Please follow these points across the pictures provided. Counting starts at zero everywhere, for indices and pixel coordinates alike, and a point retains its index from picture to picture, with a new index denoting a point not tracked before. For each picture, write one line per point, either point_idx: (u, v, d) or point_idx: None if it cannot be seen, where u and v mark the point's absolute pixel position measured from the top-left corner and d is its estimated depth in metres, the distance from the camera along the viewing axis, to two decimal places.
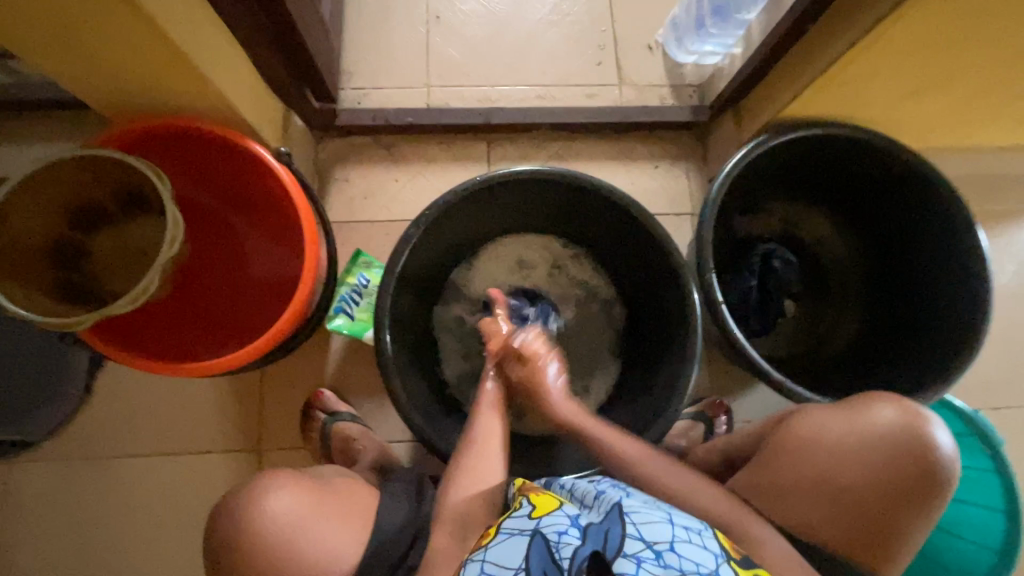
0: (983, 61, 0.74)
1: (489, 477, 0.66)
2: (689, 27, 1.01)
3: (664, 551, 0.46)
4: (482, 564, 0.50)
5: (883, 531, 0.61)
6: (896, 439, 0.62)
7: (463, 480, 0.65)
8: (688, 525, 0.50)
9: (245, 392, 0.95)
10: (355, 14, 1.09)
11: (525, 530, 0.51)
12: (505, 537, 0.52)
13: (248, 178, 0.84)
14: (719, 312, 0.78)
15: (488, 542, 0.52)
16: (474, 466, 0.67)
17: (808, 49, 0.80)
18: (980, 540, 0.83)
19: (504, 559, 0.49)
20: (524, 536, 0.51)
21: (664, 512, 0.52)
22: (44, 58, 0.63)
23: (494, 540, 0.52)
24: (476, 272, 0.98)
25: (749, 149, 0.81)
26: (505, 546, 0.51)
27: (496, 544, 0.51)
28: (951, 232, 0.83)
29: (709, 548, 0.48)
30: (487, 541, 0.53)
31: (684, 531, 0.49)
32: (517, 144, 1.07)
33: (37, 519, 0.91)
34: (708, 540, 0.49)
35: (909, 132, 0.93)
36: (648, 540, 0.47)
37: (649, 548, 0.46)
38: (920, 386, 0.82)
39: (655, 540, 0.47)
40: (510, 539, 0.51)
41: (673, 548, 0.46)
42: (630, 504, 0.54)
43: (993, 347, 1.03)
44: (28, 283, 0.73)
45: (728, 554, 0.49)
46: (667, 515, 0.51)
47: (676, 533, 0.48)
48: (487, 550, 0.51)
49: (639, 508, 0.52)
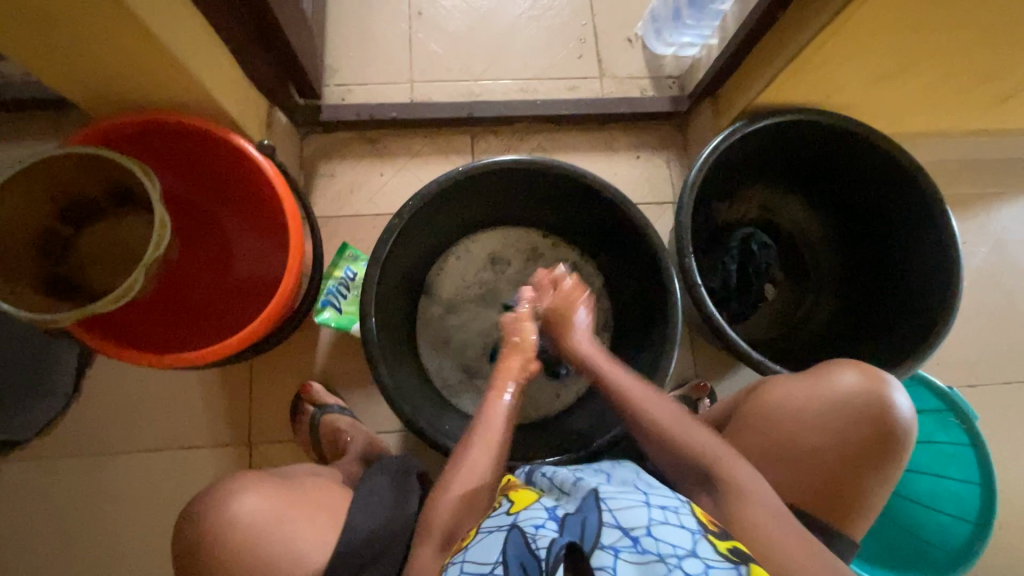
0: (948, 45, 0.77)
1: (475, 481, 0.62)
2: (667, 19, 1.02)
3: (642, 536, 0.47)
4: (462, 565, 0.51)
5: (850, 495, 0.63)
6: (859, 401, 0.65)
7: (455, 482, 0.61)
8: (665, 505, 0.52)
9: (235, 386, 0.96)
10: (338, 11, 1.10)
11: (503, 526, 0.53)
12: (484, 535, 0.53)
13: (233, 175, 0.86)
14: (698, 293, 0.80)
15: (468, 543, 0.54)
16: (465, 468, 0.63)
17: (780, 37, 0.82)
18: (957, 512, 0.85)
19: (482, 554, 0.51)
20: (500, 532, 0.52)
21: (639, 495, 0.53)
22: (21, 54, 0.63)
23: (473, 541, 0.54)
24: (451, 274, 1.00)
25: (726, 135, 0.83)
26: (483, 544, 0.52)
27: (474, 544, 0.52)
28: (923, 213, 0.86)
29: (686, 526, 0.49)
30: (466, 544, 0.54)
31: (661, 512, 0.50)
32: (500, 137, 1.08)
33: (27, 517, 0.91)
34: (685, 518, 0.50)
35: (881, 117, 0.95)
36: (625, 526, 0.48)
37: (626, 535, 0.48)
38: (897, 360, 0.84)
39: (632, 526, 0.48)
40: (489, 535, 0.53)
41: (649, 531, 0.48)
42: (607, 489, 0.55)
43: (967, 324, 1.06)
44: (15, 281, 0.74)
45: (706, 529, 0.50)
46: (643, 498, 0.52)
47: (652, 516, 0.50)
48: (466, 552, 0.53)
49: (615, 494, 0.53)
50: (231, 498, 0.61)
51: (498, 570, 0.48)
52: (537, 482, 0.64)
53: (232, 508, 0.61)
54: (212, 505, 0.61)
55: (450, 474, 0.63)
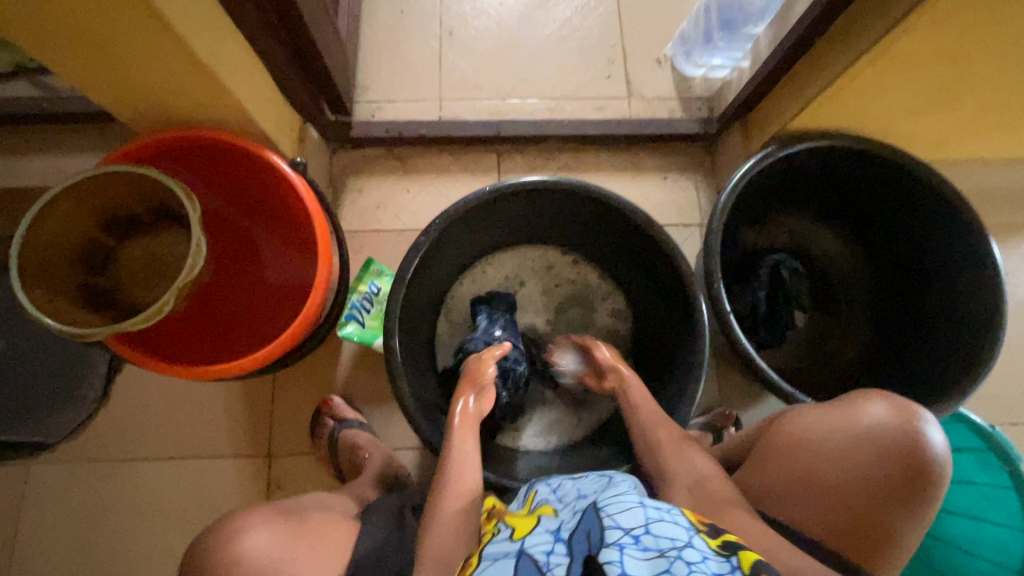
0: (991, 72, 0.75)
1: (463, 495, 0.65)
2: (698, 41, 1.02)
3: (642, 534, 0.47)
4: None
5: (884, 538, 0.60)
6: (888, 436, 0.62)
7: (445, 500, 0.64)
8: (658, 504, 0.51)
9: (257, 398, 0.97)
10: (371, 30, 1.12)
11: (508, 553, 0.51)
12: (489, 564, 0.50)
13: (265, 191, 0.87)
14: (728, 322, 0.78)
15: (472, 572, 0.51)
16: (449, 484, 0.66)
17: (815, 61, 0.81)
18: (999, 560, 0.80)
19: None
20: (509, 560, 0.49)
21: (634, 496, 0.53)
22: (67, 71, 0.66)
23: (479, 569, 0.50)
24: (467, 298, 0.98)
25: (757, 159, 0.81)
26: (491, 571, 0.49)
27: (481, 571, 0.49)
28: (964, 245, 0.83)
29: (680, 523, 0.49)
30: (470, 570, 0.51)
31: (657, 510, 0.50)
32: (527, 156, 1.08)
33: (50, 520, 0.92)
34: (678, 516, 0.50)
35: (919, 144, 0.93)
36: (625, 526, 0.48)
37: (628, 534, 0.47)
38: (934, 397, 0.81)
39: (632, 525, 0.48)
40: (495, 563, 0.50)
41: (649, 529, 0.47)
42: (604, 498, 0.54)
43: (1008, 359, 1.01)
44: (54, 289, 0.76)
45: (697, 527, 0.50)
46: (638, 498, 0.52)
47: (650, 514, 0.49)
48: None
49: (613, 500, 0.53)
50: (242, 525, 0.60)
51: None
52: (540, 492, 0.65)
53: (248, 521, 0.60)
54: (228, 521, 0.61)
55: (434, 496, 0.65)
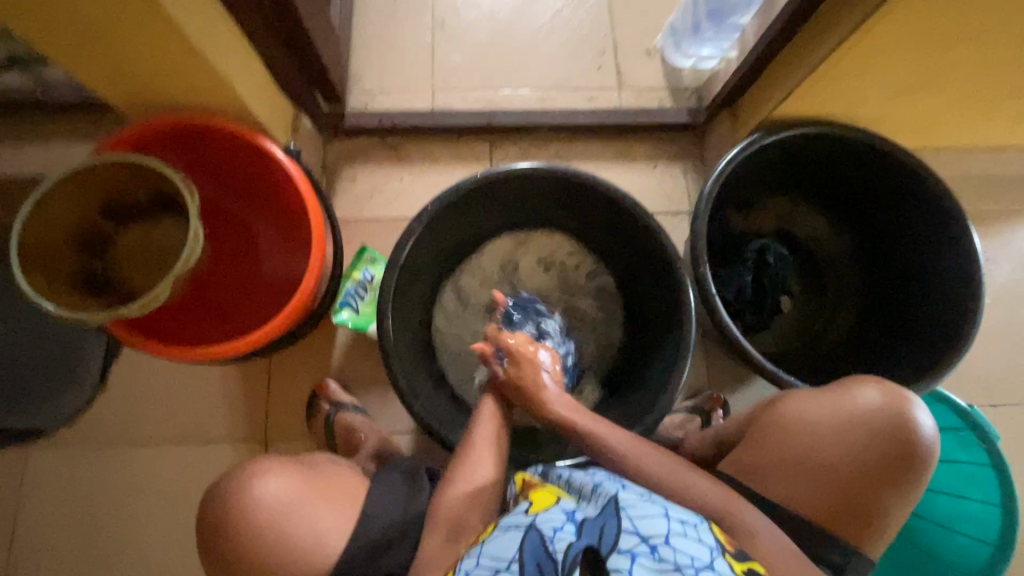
0: (967, 61, 0.77)
1: (479, 478, 0.65)
2: (686, 32, 1.04)
3: (659, 544, 0.49)
4: (478, 560, 0.53)
5: (871, 511, 0.62)
6: (880, 417, 0.64)
7: (459, 483, 0.65)
8: (685, 519, 0.53)
9: (253, 383, 0.98)
10: (364, 22, 1.13)
11: (521, 525, 0.54)
12: (500, 534, 0.54)
13: (259, 177, 0.89)
14: (713, 303, 0.80)
15: (485, 539, 0.55)
16: (468, 467, 0.66)
17: (798, 49, 0.83)
18: (978, 535, 0.83)
19: (499, 553, 0.52)
20: (519, 532, 0.53)
21: (659, 505, 0.55)
22: (64, 58, 0.67)
23: (490, 537, 0.55)
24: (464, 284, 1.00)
25: (743, 146, 0.83)
26: (501, 541, 0.53)
27: (492, 541, 0.53)
28: (942, 229, 0.85)
29: (705, 543, 0.51)
30: (483, 539, 0.55)
31: (680, 524, 0.52)
32: (519, 145, 1.10)
33: (48, 504, 0.93)
34: (704, 534, 0.52)
35: (901, 132, 0.95)
36: (644, 534, 0.50)
37: (644, 543, 0.49)
38: (915, 376, 0.83)
39: (651, 534, 0.50)
40: (507, 534, 0.53)
41: (668, 542, 0.50)
42: (626, 497, 0.56)
43: (989, 342, 1.04)
44: (52, 275, 0.77)
45: (723, 547, 0.53)
46: (663, 509, 0.54)
47: (672, 527, 0.51)
48: (482, 547, 0.54)
49: (635, 503, 0.54)
50: (252, 483, 0.63)
51: (513, 568, 0.50)
52: (552, 479, 0.63)
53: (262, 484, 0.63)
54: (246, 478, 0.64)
55: (451, 474, 0.66)
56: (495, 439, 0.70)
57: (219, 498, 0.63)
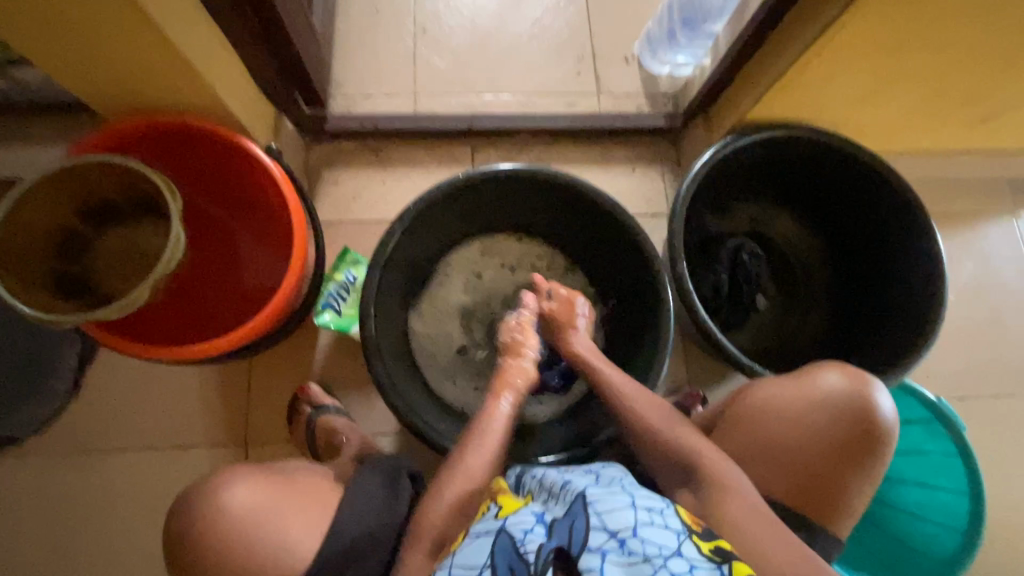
0: (926, 67, 0.81)
1: (468, 484, 0.64)
2: (661, 40, 1.07)
3: (627, 538, 0.48)
4: (451, 570, 0.53)
5: (836, 492, 0.64)
6: (842, 400, 0.66)
7: (449, 489, 0.64)
8: (651, 508, 0.53)
9: (233, 386, 0.97)
10: (346, 27, 1.14)
11: (489, 531, 0.55)
12: (472, 540, 0.55)
13: (240, 179, 0.88)
14: (690, 299, 0.82)
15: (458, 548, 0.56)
16: (460, 473, 0.65)
17: (767, 55, 0.86)
18: (947, 523, 0.86)
19: (471, 560, 0.52)
20: (488, 537, 0.54)
21: (625, 497, 0.54)
22: (40, 57, 0.67)
23: (462, 545, 0.55)
24: (445, 287, 1.01)
25: (717, 149, 0.86)
26: (472, 548, 0.54)
27: (464, 549, 0.54)
28: (906, 226, 0.89)
29: (671, 527, 0.51)
30: (456, 548, 0.56)
31: (646, 513, 0.52)
32: (500, 148, 1.11)
33: (18, 514, 0.91)
34: (670, 518, 0.52)
35: (867, 135, 0.99)
36: (611, 529, 0.50)
37: (613, 538, 0.49)
38: (884, 368, 0.86)
39: (618, 528, 0.49)
40: (478, 540, 0.54)
41: (635, 533, 0.49)
42: (594, 492, 0.56)
43: (954, 338, 1.07)
44: (25, 277, 0.76)
45: (691, 530, 0.51)
46: (630, 500, 0.54)
47: (638, 517, 0.51)
48: (455, 557, 0.54)
49: (602, 497, 0.55)
50: (219, 490, 0.63)
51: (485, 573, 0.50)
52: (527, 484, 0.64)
53: (235, 487, 0.63)
54: (223, 481, 0.64)
55: (441, 480, 0.66)
56: (492, 444, 0.68)
57: (194, 498, 0.63)
